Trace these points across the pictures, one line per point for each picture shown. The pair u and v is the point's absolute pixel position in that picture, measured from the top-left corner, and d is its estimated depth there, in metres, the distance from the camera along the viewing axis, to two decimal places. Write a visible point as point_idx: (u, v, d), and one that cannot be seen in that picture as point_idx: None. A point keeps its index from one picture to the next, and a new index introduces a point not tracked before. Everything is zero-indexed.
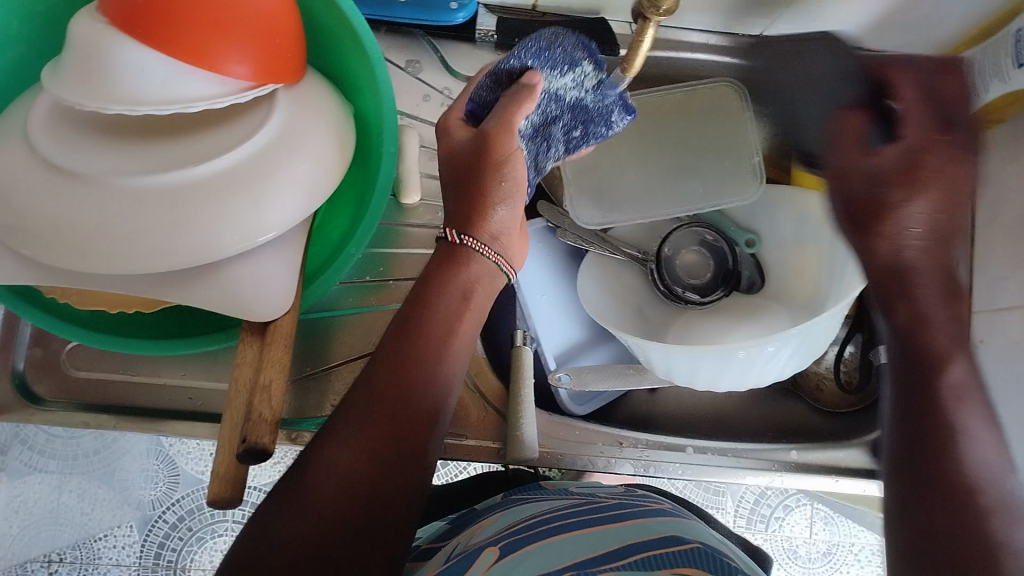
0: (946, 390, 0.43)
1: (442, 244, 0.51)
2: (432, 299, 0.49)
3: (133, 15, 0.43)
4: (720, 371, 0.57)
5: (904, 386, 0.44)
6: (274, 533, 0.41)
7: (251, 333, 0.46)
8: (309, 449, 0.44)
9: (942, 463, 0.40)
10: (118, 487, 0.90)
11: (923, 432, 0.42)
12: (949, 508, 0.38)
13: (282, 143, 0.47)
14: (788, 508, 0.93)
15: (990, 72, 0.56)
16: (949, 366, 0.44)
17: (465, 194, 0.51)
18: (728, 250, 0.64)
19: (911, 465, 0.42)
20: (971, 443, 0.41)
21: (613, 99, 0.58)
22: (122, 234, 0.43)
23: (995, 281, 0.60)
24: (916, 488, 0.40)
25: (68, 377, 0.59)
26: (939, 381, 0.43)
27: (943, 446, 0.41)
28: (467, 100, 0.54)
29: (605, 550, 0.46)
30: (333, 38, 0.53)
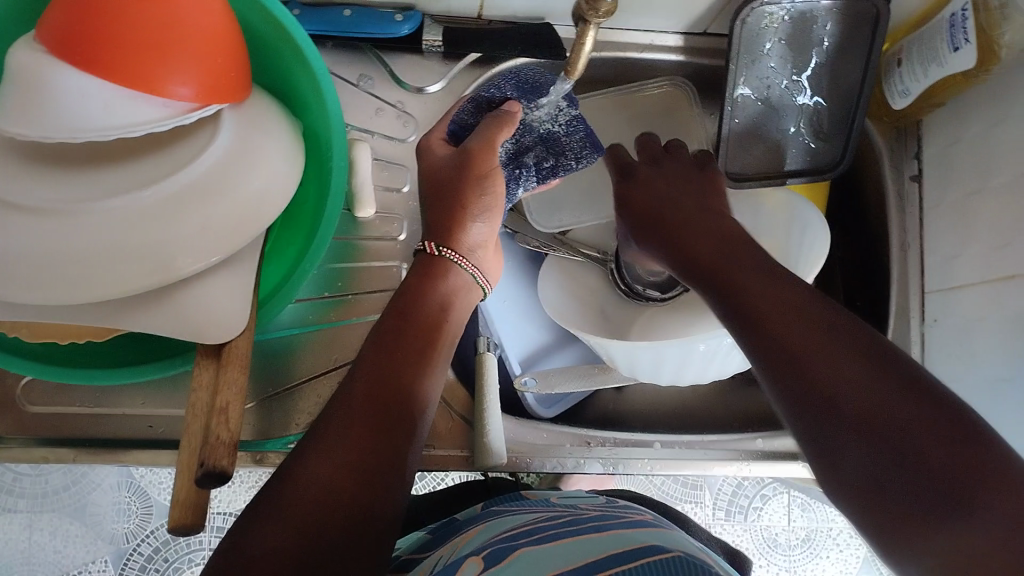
0: (766, 310, 0.42)
1: (420, 256, 0.53)
2: (410, 313, 0.50)
3: (71, 41, 0.42)
4: (680, 366, 0.59)
5: (740, 323, 0.43)
6: (258, 536, 0.38)
7: (205, 357, 0.45)
8: (294, 458, 0.42)
9: (815, 367, 0.38)
10: (90, 522, 0.88)
11: (774, 340, 0.40)
12: (844, 402, 0.36)
13: (231, 161, 0.47)
14: (765, 497, 0.94)
15: (927, 56, 0.57)
16: (750, 288, 0.43)
17: (442, 204, 0.53)
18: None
19: (786, 380, 0.39)
20: (811, 330, 0.40)
21: (582, 134, 0.60)
22: (71, 263, 0.43)
23: (944, 262, 0.61)
24: (795, 389, 0.38)
25: (25, 413, 0.58)
26: (756, 297, 0.42)
27: (789, 343, 0.40)
28: (449, 121, 0.58)
29: (584, 562, 0.46)
30: (275, 53, 0.53)
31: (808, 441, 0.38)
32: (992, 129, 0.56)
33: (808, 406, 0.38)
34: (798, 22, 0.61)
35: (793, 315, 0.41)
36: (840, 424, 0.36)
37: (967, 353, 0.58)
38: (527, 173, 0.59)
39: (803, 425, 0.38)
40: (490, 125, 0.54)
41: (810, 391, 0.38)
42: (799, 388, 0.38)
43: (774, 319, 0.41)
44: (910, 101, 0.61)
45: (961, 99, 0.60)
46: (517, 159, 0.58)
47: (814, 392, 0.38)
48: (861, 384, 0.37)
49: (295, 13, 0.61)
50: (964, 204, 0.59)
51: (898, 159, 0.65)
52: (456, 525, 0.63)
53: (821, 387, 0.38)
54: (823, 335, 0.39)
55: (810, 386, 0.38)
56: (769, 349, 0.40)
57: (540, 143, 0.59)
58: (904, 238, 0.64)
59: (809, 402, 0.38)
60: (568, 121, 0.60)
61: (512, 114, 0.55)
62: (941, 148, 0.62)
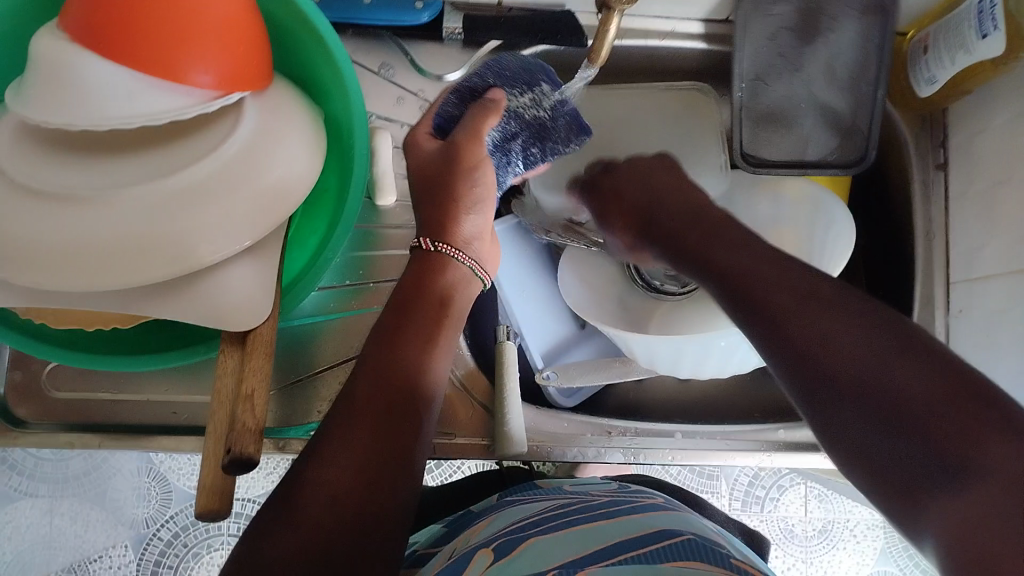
0: (783, 319, 0.42)
1: (415, 253, 0.52)
2: (409, 310, 0.49)
3: (95, 29, 0.42)
4: (699, 361, 0.58)
5: (763, 333, 0.43)
6: (283, 537, 0.39)
7: (230, 343, 0.46)
8: (305, 458, 0.42)
9: (836, 371, 0.38)
10: (111, 508, 0.90)
11: (793, 347, 0.40)
12: (869, 396, 0.36)
13: (253, 150, 0.47)
14: (782, 488, 0.94)
15: (955, 43, 0.56)
16: (768, 294, 0.43)
17: (434, 198, 0.52)
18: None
19: (814, 392, 0.39)
20: (828, 329, 0.39)
21: (566, 118, 0.59)
22: (99, 252, 0.43)
23: (971, 252, 0.60)
24: (793, 374, 0.40)
25: (50, 399, 0.59)
26: (767, 293, 0.44)
27: (805, 336, 0.40)
28: (433, 115, 0.55)
29: (594, 548, 0.47)
30: (297, 42, 0.53)
31: (819, 428, 0.39)
32: (1019, 117, 0.56)
33: (835, 412, 0.38)
34: (806, 15, 0.62)
35: (806, 317, 0.41)
36: (866, 421, 0.36)
37: (992, 343, 0.57)
38: (513, 161, 0.58)
39: (834, 434, 0.38)
40: (474, 115, 0.51)
41: (814, 376, 0.39)
42: (826, 396, 0.38)
43: (789, 316, 0.41)
44: (935, 89, 0.61)
45: (988, 87, 0.59)
46: (504, 148, 0.56)
47: (839, 395, 0.37)
48: (883, 380, 0.36)
49: (315, 0, 0.61)
50: (991, 193, 0.58)
51: (923, 148, 0.65)
52: (472, 516, 0.63)
53: (844, 391, 0.37)
54: (833, 321, 0.40)
55: (837, 392, 0.37)
56: (792, 361, 0.40)
57: (527, 130, 0.56)
58: (929, 228, 0.63)
59: (835, 408, 0.38)
60: (555, 110, 0.58)
61: (497, 101, 0.52)
62: (967, 137, 0.62)
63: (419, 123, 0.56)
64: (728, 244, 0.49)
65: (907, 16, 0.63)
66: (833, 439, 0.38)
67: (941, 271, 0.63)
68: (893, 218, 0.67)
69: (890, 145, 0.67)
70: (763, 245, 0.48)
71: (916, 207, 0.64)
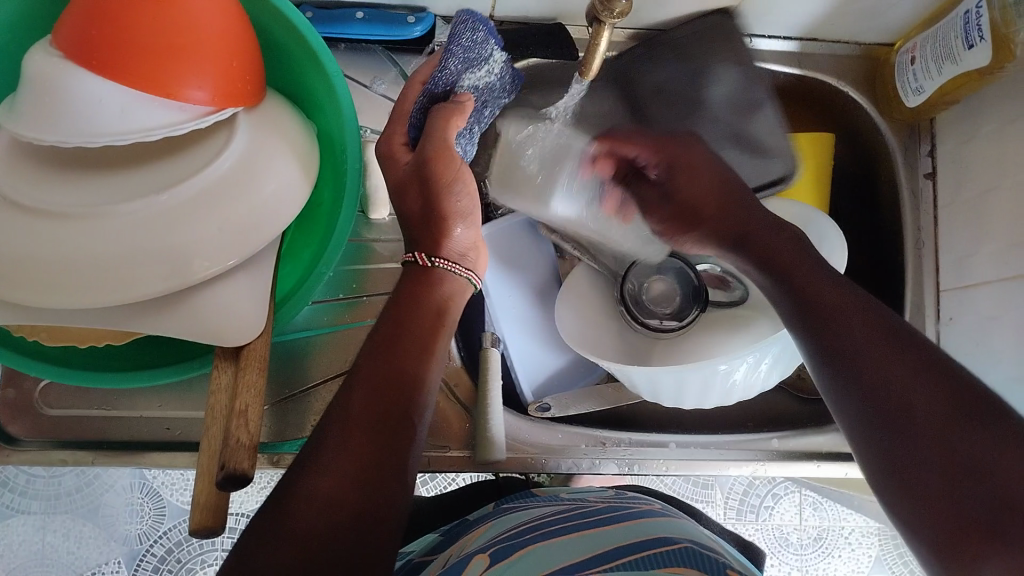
0: (836, 324, 0.43)
1: (410, 268, 0.51)
2: (405, 317, 0.48)
3: (88, 47, 0.42)
4: (702, 390, 0.59)
5: (812, 336, 0.44)
6: (268, 550, 0.38)
7: (224, 359, 0.46)
8: (297, 469, 0.42)
9: (883, 383, 0.39)
10: (103, 524, 0.89)
11: (841, 354, 0.42)
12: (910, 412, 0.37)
13: (247, 165, 0.47)
14: (776, 496, 0.94)
15: (943, 53, 0.57)
16: (825, 297, 0.45)
17: (426, 207, 0.51)
18: (687, 271, 0.64)
19: (855, 400, 0.40)
20: (879, 343, 0.41)
21: (508, 68, 0.57)
22: (93, 268, 0.43)
23: (961, 260, 0.61)
24: (842, 390, 0.41)
25: (43, 415, 0.58)
26: (832, 308, 0.44)
27: (859, 357, 0.41)
28: (406, 124, 0.53)
29: (587, 556, 0.47)
30: (292, 57, 0.53)
31: (857, 447, 0.40)
32: (1006, 126, 0.56)
33: (874, 422, 0.39)
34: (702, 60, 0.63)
35: (860, 328, 0.42)
36: (902, 435, 0.37)
37: (983, 350, 0.58)
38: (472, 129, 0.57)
39: (865, 444, 0.39)
40: (445, 120, 0.51)
41: (864, 398, 0.40)
42: (867, 404, 0.39)
43: (847, 336, 0.42)
44: (923, 99, 0.61)
45: (976, 97, 0.59)
46: (468, 127, 0.56)
47: (880, 406, 0.39)
48: (927, 400, 0.37)
49: (308, 16, 0.61)
50: (980, 201, 0.59)
51: (912, 158, 0.65)
52: (467, 526, 0.63)
53: (888, 405, 0.38)
54: (897, 349, 0.40)
55: (879, 402, 0.39)
56: (840, 364, 0.42)
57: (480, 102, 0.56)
58: (919, 236, 0.64)
59: (875, 418, 0.39)
60: (500, 70, 0.57)
61: (465, 105, 0.52)
62: (956, 145, 0.62)
63: (389, 130, 0.53)
64: (786, 246, 0.50)
65: (894, 28, 0.63)
66: (864, 448, 0.39)
67: (931, 278, 0.63)
68: (883, 227, 0.67)
69: (879, 155, 0.67)
70: (825, 264, 0.48)
71: (906, 215, 0.64)
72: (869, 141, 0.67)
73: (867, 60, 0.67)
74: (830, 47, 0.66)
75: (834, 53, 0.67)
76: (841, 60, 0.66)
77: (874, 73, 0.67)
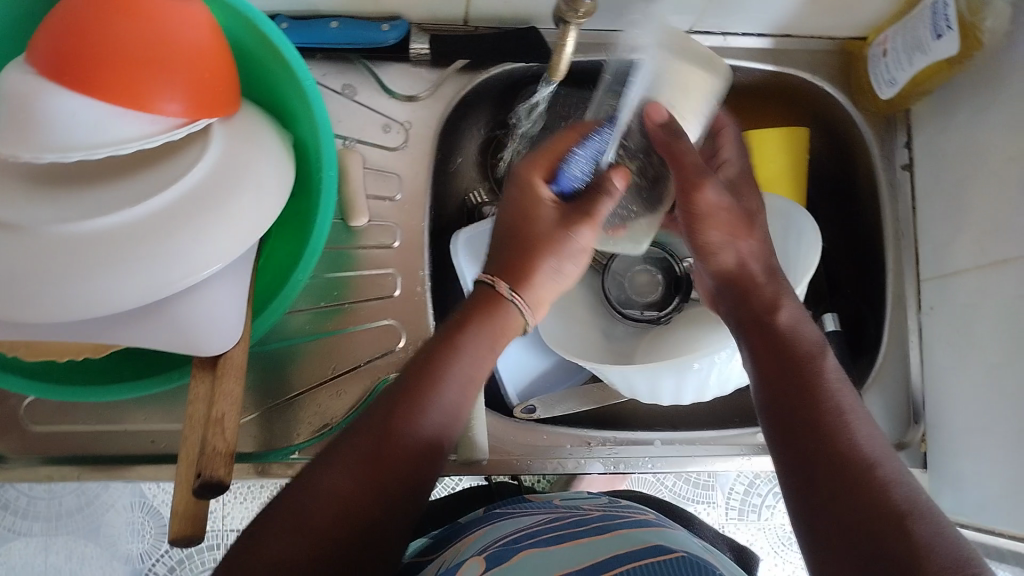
0: (819, 390, 0.45)
1: (485, 288, 0.50)
2: (460, 352, 0.47)
3: (63, 64, 0.43)
4: (676, 387, 0.59)
5: (792, 388, 0.45)
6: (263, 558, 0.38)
7: (202, 368, 0.46)
8: (303, 481, 0.42)
9: (850, 460, 0.41)
10: (105, 543, 0.89)
11: (820, 419, 0.43)
12: (869, 498, 0.39)
13: (222, 177, 0.47)
14: (778, 495, 0.93)
15: (913, 45, 0.57)
16: (817, 363, 0.47)
17: (513, 243, 0.50)
18: (672, 262, 0.66)
19: (817, 460, 0.42)
20: (850, 421, 0.43)
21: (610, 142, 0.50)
22: (66, 284, 0.43)
23: (939, 250, 0.61)
24: (788, 434, 0.44)
25: (28, 432, 0.58)
26: (815, 366, 0.46)
27: (825, 418, 0.43)
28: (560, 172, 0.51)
29: (582, 564, 0.47)
30: (268, 70, 0.54)
31: (795, 499, 0.42)
32: (977, 115, 0.57)
33: (829, 489, 0.40)
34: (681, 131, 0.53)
35: (848, 405, 0.44)
36: (851, 514, 0.39)
37: (964, 338, 0.58)
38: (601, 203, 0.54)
39: (807, 497, 0.41)
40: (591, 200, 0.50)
41: (813, 460, 0.42)
42: (827, 474, 0.41)
43: (813, 397, 0.44)
44: (896, 91, 0.61)
45: (950, 86, 0.60)
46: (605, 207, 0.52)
47: (840, 481, 0.40)
48: (885, 496, 0.39)
49: (283, 27, 0.61)
50: (955, 190, 0.59)
51: (890, 149, 0.65)
52: (458, 529, 0.63)
53: (849, 481, 0.40)
54: (862, 430, 0.43)
55: (842, 478, 0.40)
56: (812, 424, 0.43)
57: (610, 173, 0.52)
58: (898, 227, 0.64)
59: (831, 486, 0.40)
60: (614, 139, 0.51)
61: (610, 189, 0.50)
62: (931, 136, 0.62)
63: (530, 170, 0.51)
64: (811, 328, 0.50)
65: (865, 22, 0.64)
66: (802, 498, 0.41)
67: (912, 269, 0.63)
68: (865, 218, 0.67)
69: (857, 148, 0.67)
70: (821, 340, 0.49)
71: (885, 208, 0.65)
72: (846, 136, 0.68)
73: (842, 54, 0.67)
74: (805, 42, 0.66)
75: (809, 48, 0.67)
76: (817, 56, 0.67)
77: (849, 68, 0.67)
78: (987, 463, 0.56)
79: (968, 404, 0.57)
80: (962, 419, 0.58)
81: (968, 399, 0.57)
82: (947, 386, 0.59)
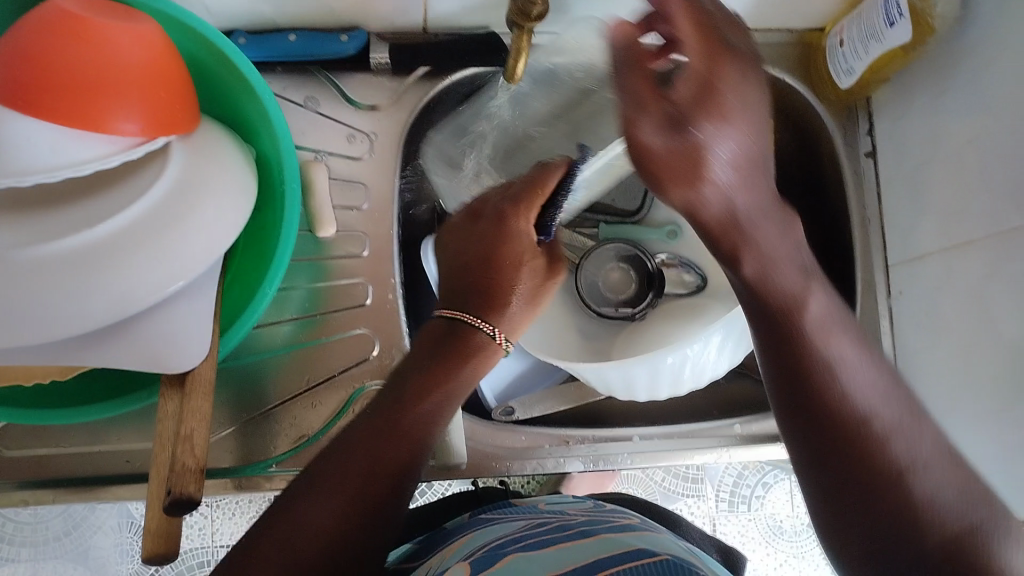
0: (810, 341, 0.41)
1: (463, 326, 0.50)
2: (432, 375, 0.48)
3: (15, 87, 0.43)
4: (651, 382, 0.60)
5: (782, 344, 0.42)
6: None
7: (170, 387, 0.46)
8: (281, 510, 0.42)
9: (863, 430, 0.39)
10: (94, 566, 0.88)
11: (819, 383, 0.41)
12: (887, 470, 0.38)
13: (181, 193, 0.47)
14: (767, 485, 0.94)
15: (868, 34, 0.57)
16: (803, 310, 0.42)
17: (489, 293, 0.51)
18: (644, 258, 0.66)
19: (825, 433, 0.40)
20: (847, 376, 0.40)
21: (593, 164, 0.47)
22: (28, 307, 0.43)
23: (905, 235, 0.62)
24: (789, 400, 0.42)
25: (2, 458, 0.58)
26: (804, 314, 0.41)
27: (827, 392, 0.40)
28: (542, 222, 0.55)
29: (568, 567, 0.47)
30: (225, 85, 0.54)
31: (809, 469, 0.41)
32: (933, 100, 0.58)
33: (842, 466, 0.39)
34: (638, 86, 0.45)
35: (842, 355, 0.41)
36: (866, 490, 0.39)
37: (934, 321, 0.58)
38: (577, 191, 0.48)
39: (822, 471, 0.40)
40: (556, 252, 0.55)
41: (823, 433, 0.40)
42: (839, 450, 0.40)
43: (811, 356, 0.41)
44: (854, 80, 0.61)
45: (906, 73, 0.60)
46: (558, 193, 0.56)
47: (852, 458, 0.39)
48: (902, 466, 0.38)
49: (241, 42, 0.61)
50: (917, 175, 0.60)
51: (852, 137, 0.66)
52: (442, 535, 0.63)
53: (862, 457, 0.39)
54: (861, 381, 0.40)
55: (855, 454, 0.39)
56: (811, 390, 0.41)
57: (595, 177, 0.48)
58: (865, 214, 0.65)
59: (844, 464, 0.39)
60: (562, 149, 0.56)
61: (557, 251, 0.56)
62: (892, 123, 0.63)
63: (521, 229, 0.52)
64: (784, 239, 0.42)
65: (821, 13, 0.64)
66: (817, 470, 0.40)
67: (880, 255, 0.64)
68: (832, 206, 0.68)
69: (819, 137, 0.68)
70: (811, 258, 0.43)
71: (850, 195, 0.65)
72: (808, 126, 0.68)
73: (800, 45, 0.68)
74: (763, 35, 0.67)
75: (768, 41, 0.67)
76: (776, 48, 0.67)
77: (808, 59, 0.68)
78: (962, 443, 0.56)
79: (941, 386, 0.58)
80: (937, 401, 0.59)
81: (941, 382, 0.58)
82: (920, 369, 0.60)
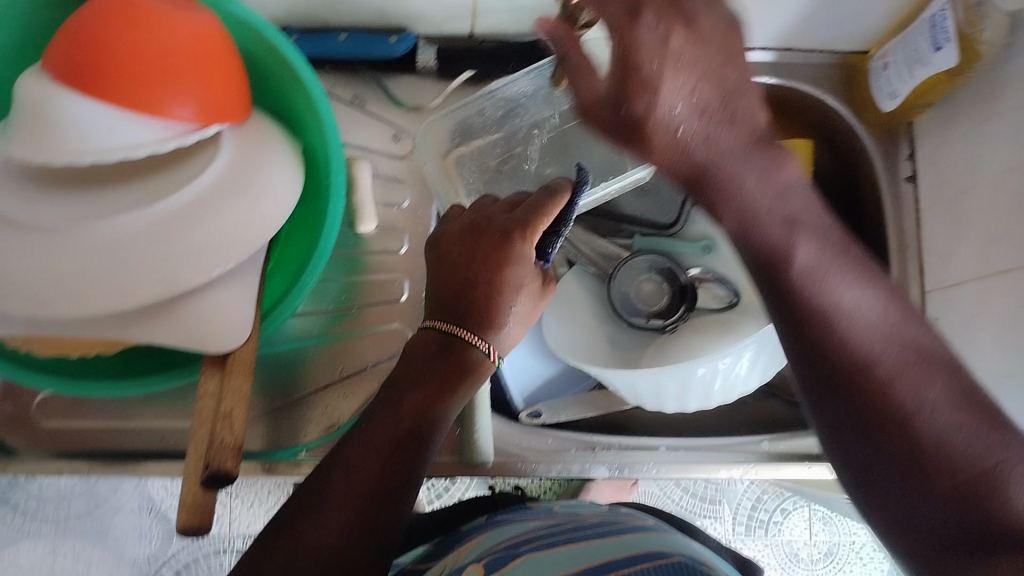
0: (803, 291, 0.39)
1: (457, 341, 0.49)
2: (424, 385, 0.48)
3: (77, 70, 0.44)
4: (680, 392, 0.60)
5: (777, 298, 0.41)
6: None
7: (212, 366, 0.48)
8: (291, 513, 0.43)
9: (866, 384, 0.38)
10: (113, 547, 0.90)
11: (820, 335, 0.40)
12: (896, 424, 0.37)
13: (228, 182, 0.48)
14: (785, 512, 0.94)
15: (914, 58, 0.58)
16: (791, 260, 0.39)
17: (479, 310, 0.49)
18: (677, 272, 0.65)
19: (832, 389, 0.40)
20: (843, 322, 0.39)
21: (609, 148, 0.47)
22: (77, 281, 0.44)
23: (942, 261, 0.61)
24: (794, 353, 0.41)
25: (39, 428, 0.60)
26: (792, 259, 0.39)
27: (825, 339, 0.39)
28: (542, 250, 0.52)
29: (590, 565, 0.47)
30: (276, 78, 0.55)
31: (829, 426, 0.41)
32: (976, 127, 0.58)
33: (856, 423, 0.39)
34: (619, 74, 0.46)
35: (834, 301, 0.39)
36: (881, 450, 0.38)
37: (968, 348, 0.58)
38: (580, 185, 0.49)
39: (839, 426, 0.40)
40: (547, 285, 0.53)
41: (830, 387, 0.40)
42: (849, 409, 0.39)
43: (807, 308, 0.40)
44: (897, 104, 0.62)
45: (950, 99, 0.60)
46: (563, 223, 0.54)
47: (861, 417, 0.39)
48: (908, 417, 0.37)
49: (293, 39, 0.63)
50: (957, 202, 0.60)
51: (893, 162, 0.66)
52: (459, 536, 0.64)
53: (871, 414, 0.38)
54: (858, 324, 0.39)
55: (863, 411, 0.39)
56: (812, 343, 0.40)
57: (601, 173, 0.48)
58: (903, 239, 0.65)
59: (856, 421, 0.39)
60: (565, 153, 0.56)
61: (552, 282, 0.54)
62: (934, 149, 0.63)
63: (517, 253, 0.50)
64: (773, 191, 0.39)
65: (867, 36, 0.64)
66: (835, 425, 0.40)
67: (916, 280, 0.64)
68: (868, 229, 0.68)
69: (858, 159, 0.68)
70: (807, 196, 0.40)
71: (888, 219, 0.65)
72: (847, 147, 0.69)
73: (844, 67, 0.68)
74: (807, 55, 0.68)
75: (812, 61, 0.68)
76: (819, 69, 0.68)
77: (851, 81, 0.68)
78: None
79: None
80: None
81: None
82: None
